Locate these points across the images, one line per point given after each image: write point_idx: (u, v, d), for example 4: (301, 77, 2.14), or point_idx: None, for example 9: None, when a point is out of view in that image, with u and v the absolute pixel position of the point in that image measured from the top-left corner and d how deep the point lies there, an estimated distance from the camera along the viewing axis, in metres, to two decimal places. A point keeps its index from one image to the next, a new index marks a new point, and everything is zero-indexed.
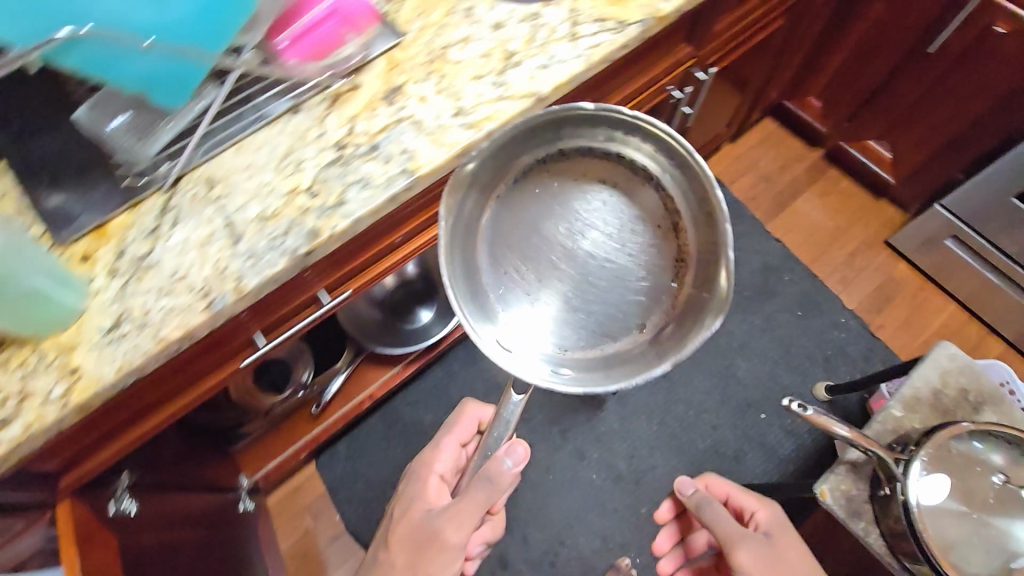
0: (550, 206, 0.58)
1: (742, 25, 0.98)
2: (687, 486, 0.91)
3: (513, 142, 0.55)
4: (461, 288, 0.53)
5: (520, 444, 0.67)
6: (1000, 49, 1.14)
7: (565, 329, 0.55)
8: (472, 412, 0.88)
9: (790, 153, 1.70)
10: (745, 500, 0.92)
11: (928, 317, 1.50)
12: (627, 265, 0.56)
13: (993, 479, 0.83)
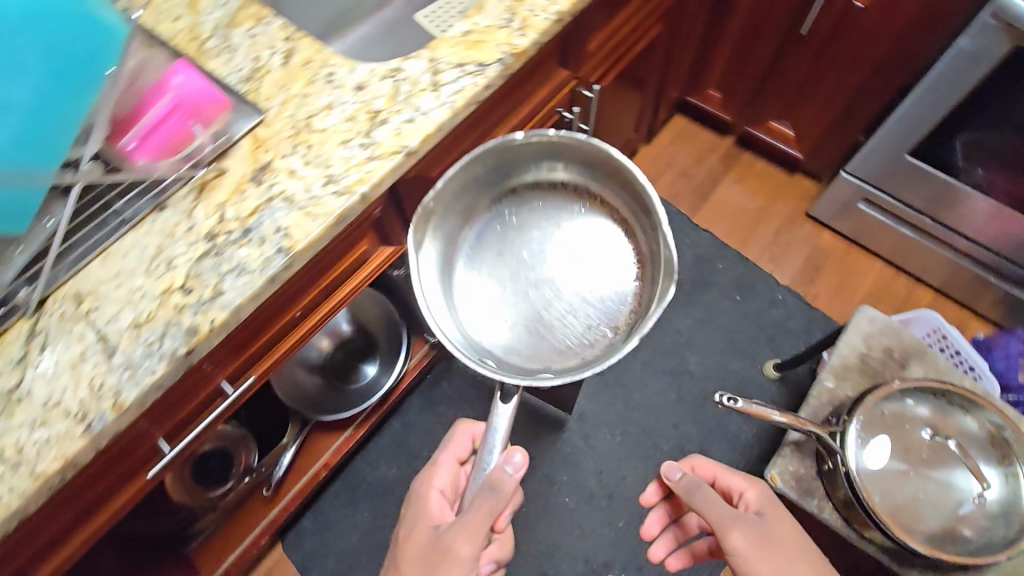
0: (514, 241, 0.68)
1: (616, 40, 1.02)
2: (674, 469, 0.77)
3: (475, 184, 0.66)
4: (448, 305, 0.63)
5: (517, 451, 0.65)
6: (863, 21, 1.21)
7: (545, 338, 0.64)
8: (466, 428, 0.83)
9: (704, 145, 1.75)
10: (733, 481, 0.80)
11: (858, 279, 1.55)
12: (593, 273, 0.67)
13: (923, 433, 0.86)
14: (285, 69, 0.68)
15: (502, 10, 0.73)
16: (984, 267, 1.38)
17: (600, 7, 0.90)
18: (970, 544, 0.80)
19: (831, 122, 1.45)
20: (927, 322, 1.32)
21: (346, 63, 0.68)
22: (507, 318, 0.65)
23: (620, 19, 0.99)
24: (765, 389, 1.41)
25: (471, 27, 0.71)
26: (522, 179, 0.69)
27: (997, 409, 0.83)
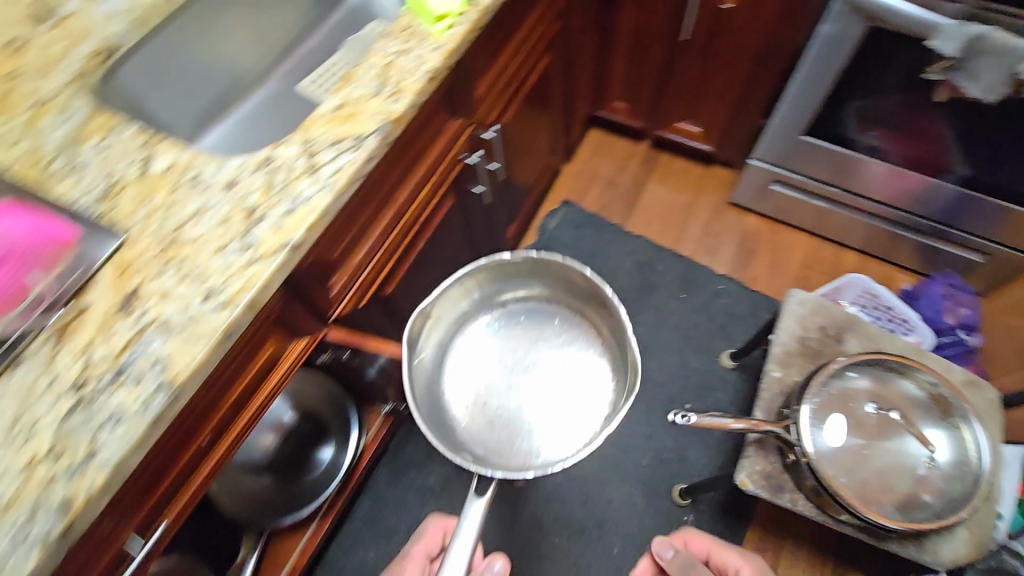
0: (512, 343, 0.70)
1: (507, 78, 1.01)
2: (665, 547, 0.78)
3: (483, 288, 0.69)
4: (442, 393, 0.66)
5: (497, 558, 0.70)
6: (734, 20, 1.25)
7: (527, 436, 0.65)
8: (439, 521, 0.82)
9: (622, 153, 1.77)
10: (727, 556, 0.80)
11: (792, 255, 1.59)
12: (581, 379, 0.67)
13: (869, 409, 0.86)
14: (144, 179, 0.63)
15: (373, 77, 0.71)
16: (895, 224, 1.43)
17: (479, 52, 0.88)
18: (931, 508, 0.79)
19: (731, 114, 1.50)
20: (856, 287, 1.36)
21: (214, 160, 0.64)
22: (496, 419, 0.67)
23: (504, 58, 0.97)
24: (728, 379, 1.40)
25: (343, 100, 0.69)
26: (511, 293, 0.72)
27: (929, 370, 0.84)
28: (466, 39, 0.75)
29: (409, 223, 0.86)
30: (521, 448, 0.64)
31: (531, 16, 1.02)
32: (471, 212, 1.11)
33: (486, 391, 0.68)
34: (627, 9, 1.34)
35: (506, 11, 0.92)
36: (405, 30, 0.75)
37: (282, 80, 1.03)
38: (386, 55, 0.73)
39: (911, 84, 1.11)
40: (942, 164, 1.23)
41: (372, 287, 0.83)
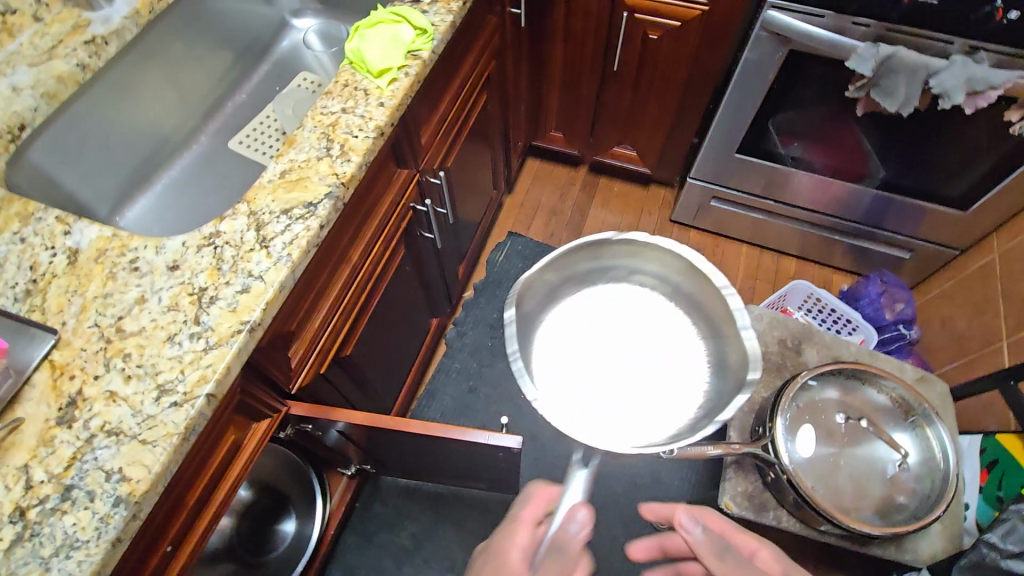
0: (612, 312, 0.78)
1: (448, 123, 1.01)
2: (694, 524, 0.60)
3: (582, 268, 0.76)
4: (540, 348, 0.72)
5: (580, 508, 0.57)
6: (661, 50, 1.30)
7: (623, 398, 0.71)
8: (544, 488, 0.65)
9: (562, 180, 1.81)
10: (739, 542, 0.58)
11: (733, 266, 1.66)
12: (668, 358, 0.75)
13: (839, 418, 0.89)
14: (74, 268, 0.58)
15: (317, 139, 0.68)
16: (828, 229, 1.52)
17: (420, 102, 0.88)
18: (907, 509, 0.84)
19: (665, 138, 1.56)
20: (801, 291, 1.44)
21: (151, 242, 0.59)
22: (587, 385, 0.72)
23: (444, 105, 0.97)
24: None
25: (287, 166, 0.66)
26: (606, 275, 0.79)
27: (889, 375, 0.89)
28: (408, 94, 0.74)
29: (365, 280, 0.84)
30: (614, 414, 0.70)
31: (467, 60, 1.03)
32: (422, 258, 1.10)
33: (577, 360, 0.74)
34: (558, 44, 1.38)
35: (444, 60, 0.92)
36: (344, 87, 0.74)
37: (212, 140, 1.02)
38: (327, 114, 0.71)
39: (828, 99, 1.19)
40: (863, 170, 1.33)
41: (331, 352, 0.79)
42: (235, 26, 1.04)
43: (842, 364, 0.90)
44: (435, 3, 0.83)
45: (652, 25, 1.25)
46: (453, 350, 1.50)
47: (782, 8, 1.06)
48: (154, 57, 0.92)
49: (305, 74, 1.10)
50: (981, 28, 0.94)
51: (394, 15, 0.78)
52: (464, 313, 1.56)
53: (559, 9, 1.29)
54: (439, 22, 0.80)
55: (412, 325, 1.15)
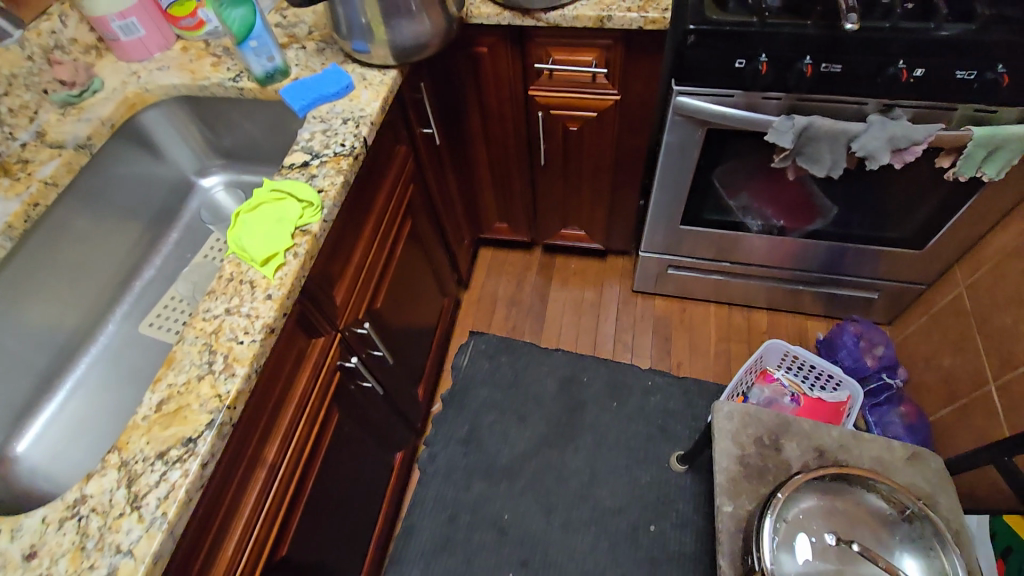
0: None
1: (366, 269, 0.95)
2: None
3: None
4: None
5: None
6: (583, 140, 1.27)
7: None
8: None
9: (516, 268, 1.76)
10: None
11: (704, 331, 1.60)
12: None
13: (829, 539, 0.81)
14: None
15: (199, 352, 0.62)
16: (791, 281, 1.48)
17: (328, 262, 0.83)
18: None
19: (607, 216, 1.52)
20: (776, 351, 1.41)
21: (6, 524, 0.52)
22: None
23: (360, 253, 0.92)
24: (682, 485, 1.36)
25: (165, 393, 0.59)
26: None
27: (885, 479, 0.83)
28: (299, 276, 0.69)
29: (290, 470, 0.76)
30: None
31: (380, 198, 0.98)
32: (366, 408, 1.02)
33: None
34: (480, 147, 1.36)
35: (350, 209, 0.87)
36: (229, 282, 0.68)
37: (120, 326, 0.95)
38: (210, 318, 0.65)
39: (763, 153, 1.14)
40: (805, 225, 1.29)
41: (259, 565, 0.71)
42: (137, 197, 1.00)
43: (835, 469, 0.85)
44: (325, 164, 0.79)
45: (570, 118, 1.22)
46: (426, 477, 1.40)
47: (688, 92, 1.01)
48: (46, 253, 0.87)
49: (217, 236, 1.04)
50: (891, 87, 0.91)
51: (285, 190, 0.74)
52: (435, 430, 1.47)
53: (474, 117, 1.27)
54: (328, 186, 0.76)
55: (366, 480, 1.06)
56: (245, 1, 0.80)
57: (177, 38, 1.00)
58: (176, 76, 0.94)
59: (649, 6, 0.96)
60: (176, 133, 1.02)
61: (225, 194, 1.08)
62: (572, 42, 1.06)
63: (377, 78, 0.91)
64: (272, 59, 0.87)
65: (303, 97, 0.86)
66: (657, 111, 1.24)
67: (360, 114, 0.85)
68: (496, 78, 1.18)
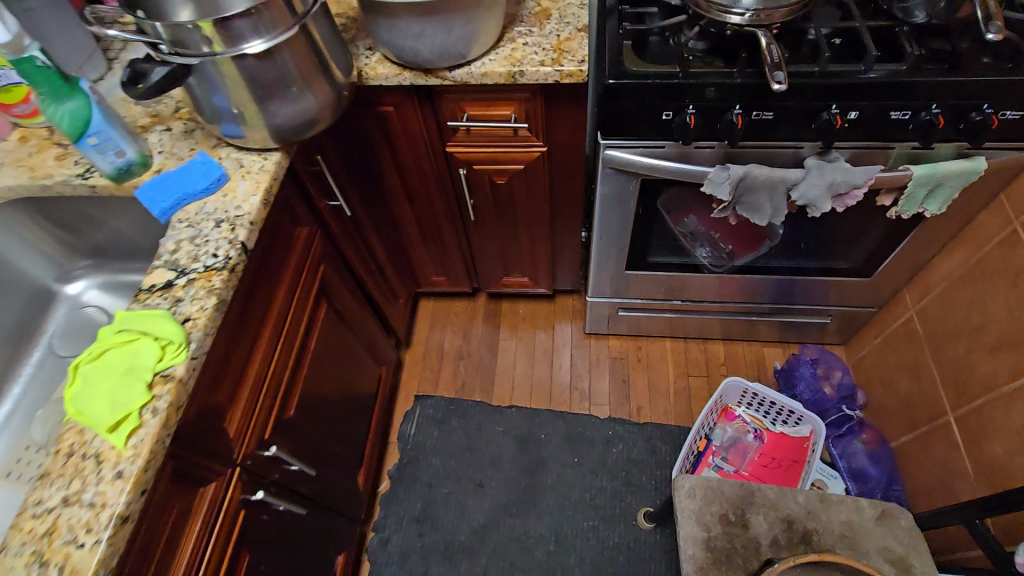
0: None
1: (267, 383, 0.81)
2: None
3: None
4: None
5: None
6: (515, 192, 1.18)
7: None
8: None
9: (461, 317, 1.69)
10: None
11: (661, 368, 1.56)
12: None
13: None
14: None
15: (24, 567, 0.50)
16: (742, 313, 1.44)
17: (208, 396, 0.69)
18: None
19: (551, 261, 1.44)
20: (735, 388, 1.37)
21: None
22: None
23: (255, 368, 0.78)
24: (653, 543, 1.28)
25: None
26: None
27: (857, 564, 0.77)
28: (161, 439, 0.57)
29: None
30: None
31: (278, 297, 0.84)
32: (286, 533, 0.88)
33: None
34: (405, 205, 1.24)
35: (234, 324, 0.74)
36: (69, 459, 0.56)
37: None
38: (42, 514, 0.53)
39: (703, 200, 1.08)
40: (751, 253, 1.22)
41: None
42: None
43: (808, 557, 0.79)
44: (192, 282, 0.65)
45: (495, 171, 1.12)
46: (378, 567, 1.29)
47: (615, 144, 0.93)
48: None
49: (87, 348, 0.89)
50: (829, 134, 0.84)
51: (141, 329, 0.61)
52: (384, 512, 1.36)
53: (390, 177, 1.16)
54: (196, 311, 0.63)
55: None
56: (75, 92, 0.66)
57: (13, 126, 0.84)
58: (12, 174, 0.79)
59: (564, 57, 0.87)
60: (18, 242, 0.87)
61: (98, 296, 0.94)
62: (485, 96, 0.96)
63: (257, 164, 0.77)
64: (122, 153, 0.73)
65: (165, 198, 0.72)
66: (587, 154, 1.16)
67: (235, 213, 0.72)
68: (407, 136, 1.06)
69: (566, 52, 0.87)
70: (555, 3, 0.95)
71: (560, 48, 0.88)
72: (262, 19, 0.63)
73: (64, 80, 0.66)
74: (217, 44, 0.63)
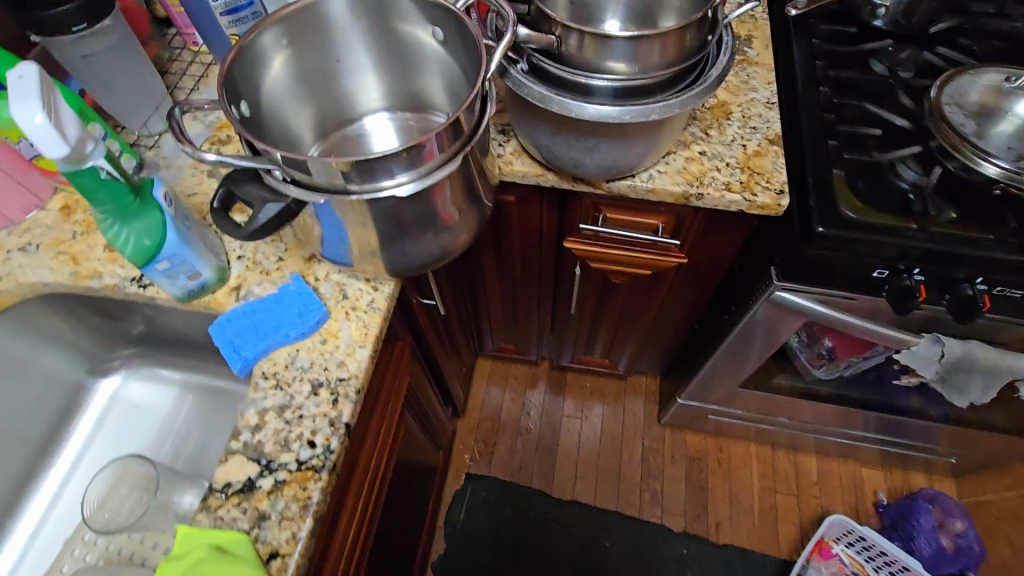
0: None
1: (346, 555, 0.65)
2: None
3: None
4: None
5: None
6: (630, 293, 0.98)
7: None
8: None
9: (520, 382, 1.52)
10: None
11: (746, 479, 1.38)
12: None
13: None
14: None
15: None
16: (855, 437, 1.25)
17: None
18: None
19: (642, 352, 1.26)
20: (838, 526, 1.22)
21: None
22: None
23: (336, 547, 0.62)
24: None
25: None
26: None
27: None
28: None
29: None
30: None
31: (366, 444, 0.67)
32: None
33: None
34: (494, 283, 1.07)
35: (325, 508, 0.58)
36: None
37: None
38: None
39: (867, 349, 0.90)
40: (860, 359, 0.95)
41: None
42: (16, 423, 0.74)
43: None
44: (281, 489, 0.50)
45: (615, 271, 0.91)
46: None
47: (795, 287, 0.73)
48: None
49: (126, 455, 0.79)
50: None
51: None
52: None
53: (488, 261, 0.98)
54: (286, 543, 0.48)
55: None
56: (149, 209, 0.52)
57: (55, 189, 0.69)
58: (48, 267, 0.64)
59: (756, 182, 0.66)
60: (44, 338, 0.73)
61: (138, 389, 0.81)
62: (634, 205, 0.77)
63: (364, 297, 0.60)
64: (197, 274, 0.57)
65: (250, 345, 0.56)
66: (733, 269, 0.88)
67: (338, 376, 0.55)
68: (522, 225, 0.88)
69: (757, 174, 0.67)
70: (734, 96, 0.73)
71: (749, 166, 0.67)
72: (416, 151, 0.45)
73: (133, 194, 0.51)
74: (354, 180, 0.46)
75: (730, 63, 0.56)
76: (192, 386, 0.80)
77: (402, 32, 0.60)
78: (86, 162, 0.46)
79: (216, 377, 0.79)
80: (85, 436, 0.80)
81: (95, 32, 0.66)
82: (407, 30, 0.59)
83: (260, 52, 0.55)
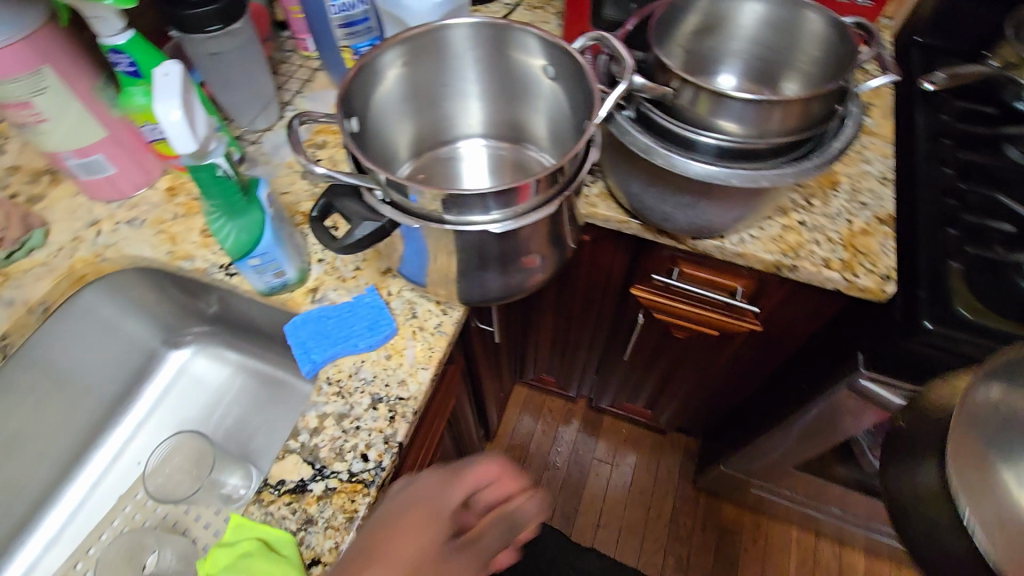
0: None
1: None
2: None
3: None
4: None
5: None
6: (691, 351, 0.95)
7: None
8: None
9: (555, 416, 1.49)
10: None
11: (779, 562, 1.30)
12: None
13: None
14: None
15: None
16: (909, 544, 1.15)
17: None
18: None
19: (689, 411, 1.21)
20: None
21: None
22: None
23: None
24: None
25: None
26: None
27: None
28: None
29: None
30: None
31: (407, 463, 0.67)
32: None
33: None
34: (548, 316, 1.06)
35: None
36: None
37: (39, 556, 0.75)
38: None
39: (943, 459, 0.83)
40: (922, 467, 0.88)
41: None
42: (93, 378, 0.79)
43: None
44: (330, 497, 0.50)
45: (676, 325, 0.88)
46: None
47: (876, 379, 0.68)
48: None
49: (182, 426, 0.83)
50: None
51: None
52: None
53: (548, 295, 0.97)
54: (328, 552, 0.48)
55: None
56: (251, 208, 0.54)
57: (164, 169, 0.74)
58: (148, 243, 0.68)
59: (858, 263, 0.63)
60: (129, 304, 0.78)
61: (204, 364, 0.84)
62: (713, 264, 0.75)
63: (432, 319, 0.60)
64: (281, 273, 0.59)
65: (321, 349, 0.57)
66: (808, 344, 0.83)
67: (397, 395, 0.55)
68: (591, 266, 0.87)
69: (861, 255, 0.64)
70: (845, 166, 0.71)
71: (853, 245, 0.64)
72: (518, 189, 0.45)
73: (242, 193, 0.53)
74: (453, 209, 0.46)
75: (853, 136, 0.53)
76: (251, 371, 0.82)
77: (518, 69, 0.61)
78: (208, 158, 0.50)
79: (274, 366, 0.81)
80: (152, 401, 0.85)
81: (226, 33, 0.71)
82: (523, 69, 0.61)
83: (380, 70, 0.57)
